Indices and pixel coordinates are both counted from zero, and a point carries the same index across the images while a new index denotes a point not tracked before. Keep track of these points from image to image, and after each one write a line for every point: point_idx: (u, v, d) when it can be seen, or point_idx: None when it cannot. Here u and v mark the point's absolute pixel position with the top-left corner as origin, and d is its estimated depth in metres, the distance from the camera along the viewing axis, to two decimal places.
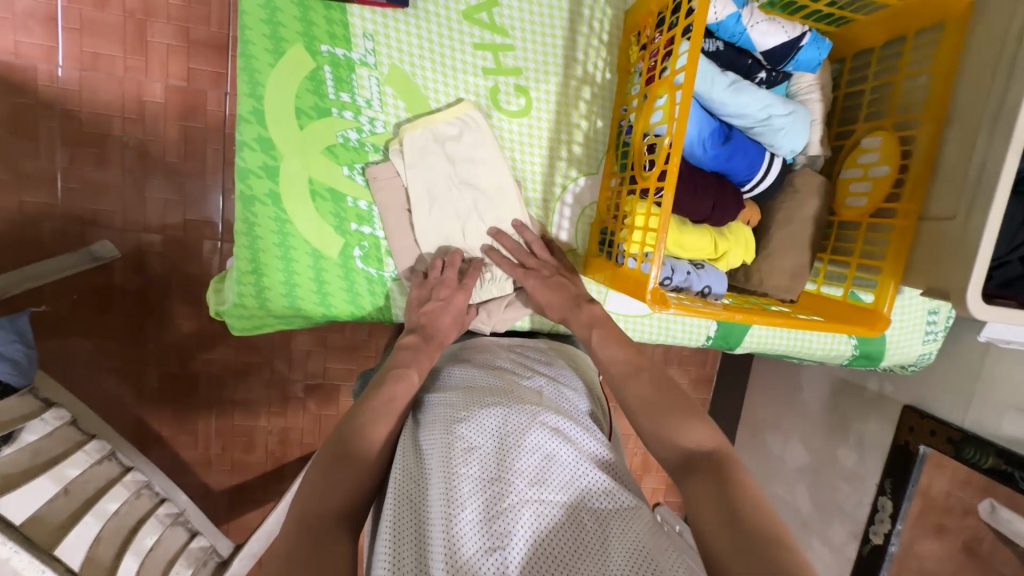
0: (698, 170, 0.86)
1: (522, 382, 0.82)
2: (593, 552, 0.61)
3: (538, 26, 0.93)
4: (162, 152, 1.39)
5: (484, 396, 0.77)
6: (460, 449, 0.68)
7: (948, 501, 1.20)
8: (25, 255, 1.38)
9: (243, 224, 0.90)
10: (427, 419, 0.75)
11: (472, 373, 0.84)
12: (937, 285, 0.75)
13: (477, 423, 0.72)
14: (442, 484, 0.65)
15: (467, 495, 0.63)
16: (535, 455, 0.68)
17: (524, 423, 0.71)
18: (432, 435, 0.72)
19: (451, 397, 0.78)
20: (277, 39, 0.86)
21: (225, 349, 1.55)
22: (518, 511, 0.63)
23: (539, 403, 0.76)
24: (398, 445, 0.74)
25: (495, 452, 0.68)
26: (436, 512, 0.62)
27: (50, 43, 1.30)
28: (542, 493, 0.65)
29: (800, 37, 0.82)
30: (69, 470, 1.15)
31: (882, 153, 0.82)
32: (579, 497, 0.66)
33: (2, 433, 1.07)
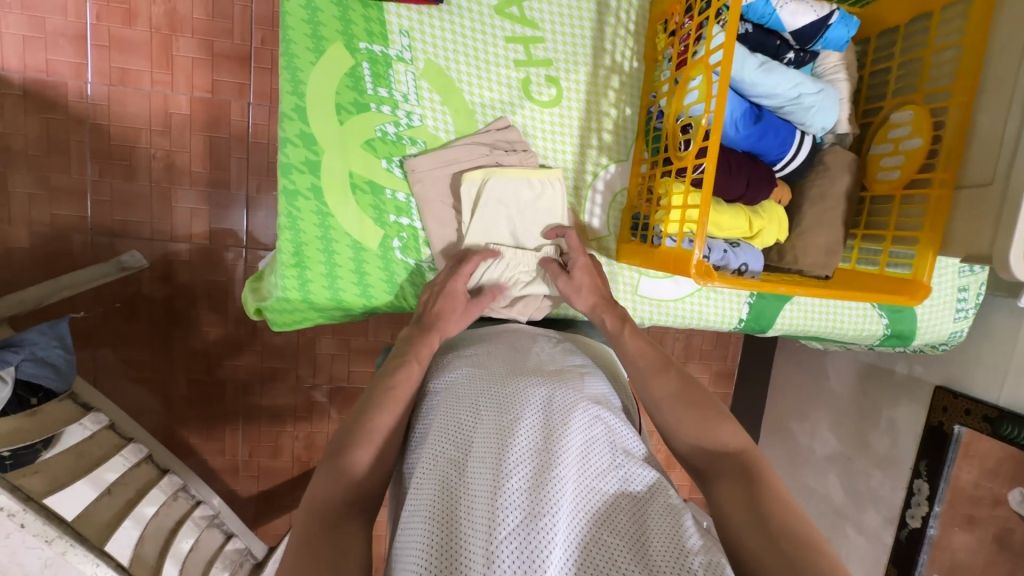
0: (731, 150, 0.88)
1: (557, 368, 0.83)
2: (630, 533, 0.62)
3: (566, 19, 0.96)
4: (188, 162, 1.43)
5: (524, 377, 0.78)
6: (505, 425, 0.70)
7: (977, 492, 1.22)
8: (57, 267, 1.41)
9: (286, 219, 0.92)
10: (467, 392, 0.77)
11: (505, 353, 0.86)
12: (978, 252, 0.76)
13: (521, 402, 0.73)
14: (487, 459, 0.66)
15: (514, 467, 0.65)
16: (579, 436, 0.70)
17: (567, 406, 0.73)
18: (474, 410, 0.74)
19: (490, 374, 0.80)
20: (317, 38, 0.89)
21: (251, 355, 1.57)
22: (562, 485, 0.64)
23: (579, 389, 0.78)
24: (436, 418, 0.75)
25: (540, 430, 0.70)
26: (482, 484, 0.64)
27: (80, 60, 1.35)
28: (584, 473, 0.67)
29: (829, 15, 0.83)
30: (107, 475, 1.16)
31: (914, 127, 0.84)
32: (618, 480, 0.68)
33: (42, 437, 1.09)
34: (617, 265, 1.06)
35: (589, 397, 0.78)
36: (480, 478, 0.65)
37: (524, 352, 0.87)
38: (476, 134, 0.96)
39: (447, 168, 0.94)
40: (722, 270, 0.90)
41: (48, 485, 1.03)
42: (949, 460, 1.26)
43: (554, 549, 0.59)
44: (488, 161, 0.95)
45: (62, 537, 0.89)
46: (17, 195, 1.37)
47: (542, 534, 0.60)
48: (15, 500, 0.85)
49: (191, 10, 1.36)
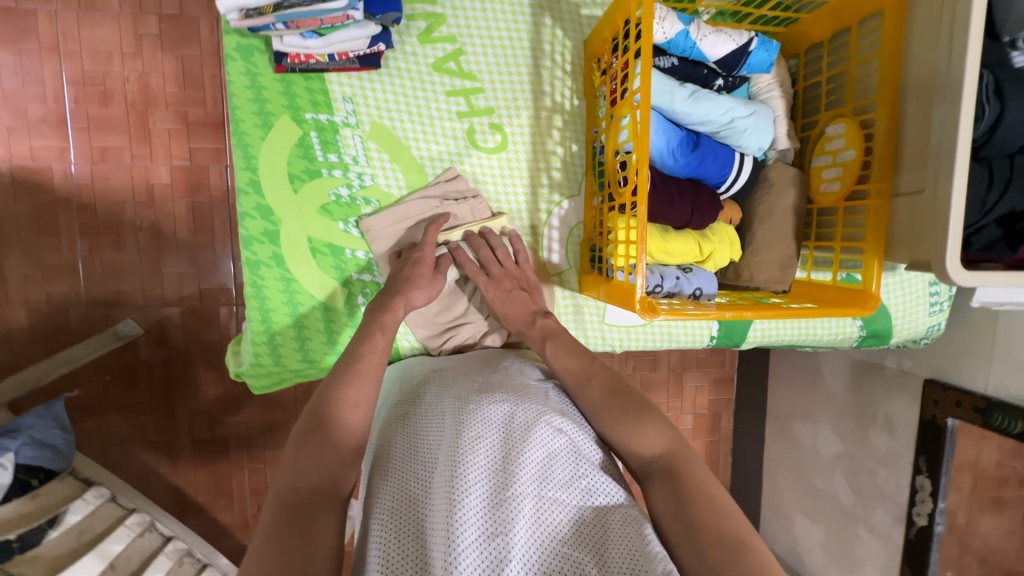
0: (672, 179, 0.90)
1: (525, 381, 0.85)
2: (587, 542, 0.64)
3: (502, 67, 0.99)
4: (174, 228, 1.47)
5: (490, 392, 0.80)
6: (466, 442, 0.72)
7: (1001, 471, 1.18)
8: (57, 342, 1.46)
9: (251, 288, 0.96)
10: (431, 413, 0.79)
11: (471, 370, 0.87)
12: (920, 258, 0.77)
13: (482, 419, 0.75)
14: (448, 475, 0.68)
15: (472, 484, 0.67)
16: (540, 451, 0.71)
17: (528, 419, 0.75)
18: (439, 429, 0.75)
19: (454, 392, 0.82)
20: (264, 114, 0.93)
21: (250, 410, 1.59)
22: (520, 502, 0.66)
23: (545, 402, 0.79)
24: (404, 436, 0.77)
25: (502, 446, 0.72)
26: (442, 501, 0.66)
27: (62, 143, 1.40)
28: (545, 487, 0.68)
29: (747, 43, 0.85)
30: (113, 547, 1.19)
31: (847, 139, 0.85)
32: (581, 492, 0.69)
33: (48, 516, 1.14)
34: (582, 296, 1.07)
35: (556, 410, 0.79)
36: (440, 495, 0.67)
37: (489, 367, 0.89)
38: (427, 187, 0.99)
39: (403, 224, 0.97)
40: (678, 296, 0.91)
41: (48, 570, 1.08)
42: (947, 454, 1.24)
43: (509, 565, 0.61)
44: (437, 212, 0.97)
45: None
46: (13, 277, 1.42)
47: (497, 551, 0.62)
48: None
49: (164, 84, 1.42)
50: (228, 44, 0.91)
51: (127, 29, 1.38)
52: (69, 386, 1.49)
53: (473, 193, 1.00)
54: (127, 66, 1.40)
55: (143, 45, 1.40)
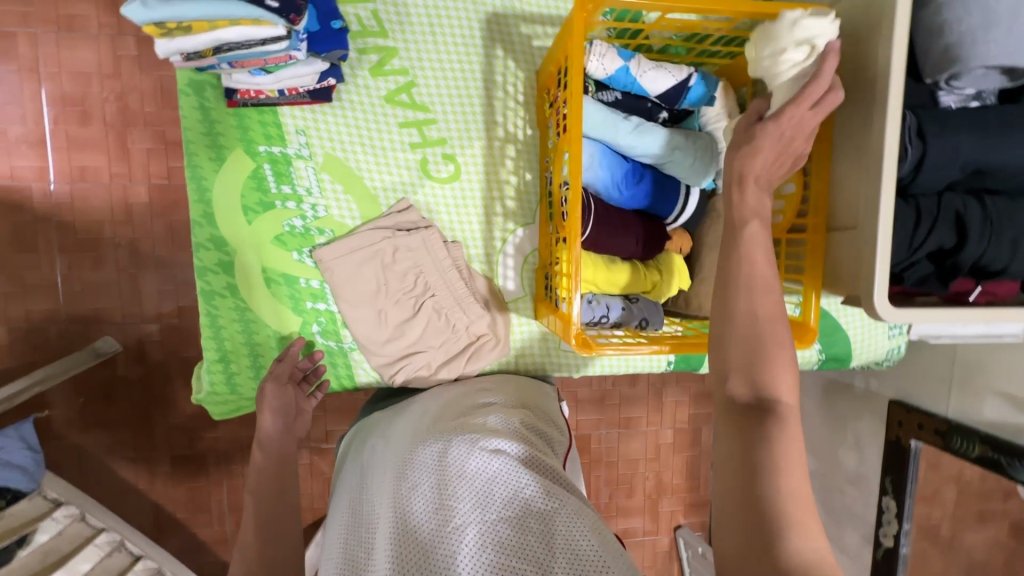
0: (616, 211, 0.91)
1: (468, 414, 0.86)
2: (532, 557, 0.64)
3: (455, 98, 1.01)
4: (151, 246, 1.49)
5: (428, 434, 0.81)
6: (404, 490, 0.73)
7: (986, 485, 1.13)
8: (36, 359, 1.47)
9: (206, 318, 0.97)
10: (376, 471, 0.80)
11: (418, 417, 0.88)
12: (852, 292, 0.78)
13: (418, 463, 0.76)
14: (388, 528, 0.69)
15: (412, 534, 0.67)
16: (475, 480, 0.72)
17: (463, 449, 0.75)
18: (382, 484, 0.76)
19: (396, 444, 0.83)
20: (218, 147, 0.95)
21: (229, 426, 1.60)
22: (461, 536, 0.66)
23: (482, 429, 0.80)
24: (353, 501, 0.78)
25: (440, 484, 0.72)
26: (385, 556, 0.66)
27: (42, 163, 1.42)
28: (485, 511, 0.68)
29: (687, 78, 0.86)
30: (81, 566, 1.19)
31: (787, 172, 0.86)
32: (524, 505, 0.69)
33: (17, 536, 1.14)
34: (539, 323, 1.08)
35: (494, 435, 0.79)
36: (382, 551, 0.67)
37: (435, 407, 0.90)
38: (379, 218, 1.00)
39: (358, 253, 0.97)
40: (624, 326, 0.92)
41: None
42: (912, 476, 1.24)
43: None
44: (390, 241, 0.98)
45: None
46: None
47: None
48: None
49: (142, 104, 1.43)
50: (180, 79, 0.92)
51: (105, 51, 1.40)
52: (48, 403, 1.50)
53: (425, 224, 1.01)
54: (106, 86, 1.42)
55: (121, 66, 1.41)
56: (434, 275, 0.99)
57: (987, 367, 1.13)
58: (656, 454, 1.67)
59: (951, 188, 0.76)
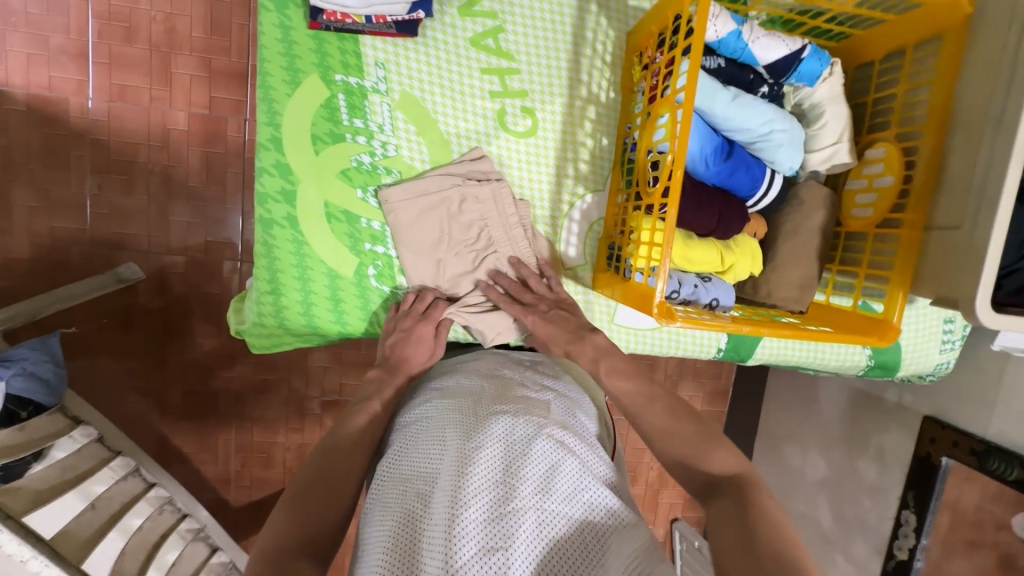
0: (701, 185, 0.87)
1: (526, 391, 0.84)
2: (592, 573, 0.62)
3: (542, 49, 0.96)
4: (184, 177, 1.44)
5: (491, 404, 0.78)
6: (467, 453, 0.70)
7: (978, 516, 1.11)
8: (57, 278, 1.43)
9: (262, 247, 0.94)
10: (433, 424, 0.77)
11: (473, 381, 0.86)
12: (946, 295, 0.76)
13: (486, 429, 0.74)
14: (447, 489, 0.67)
15: (473, 495, 0.66)
16: (540, 464, 0.70)
17: (531, 432, 0.73)
18: (440, 442, 0.74)
19: (453, 404, 0.80)
20: (294, 70, 0.91)
21: (243, 367, 1.56)
22: (522, 518, 0.65)
23: (546, 415, 0.78)
24: (400, 454, 0.76)
25: (504, 459, 0.70)
26: (440, 515, 0.65)
27: (82, 78, 1.36)
28: (546, 501, 0.67)
29: (800, 50, 0.82)
30: (94, 488, 1.12)
31: (886, 164, 0.83)
32: (582, 507, 0.68)
33: (33, 449, 1.06)
34: (595, 294, 1.05)
35: (556, 425, 0.77)
36: (441, 506, 0.66)
37: (494, 376, 0.87)
38: (449, 165, 0.97)
39: (423, 200, 0.94)
40: (693, 305, 0.90)
41: (28, 502, 0.99)
42: (937, 493, 1.20)
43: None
44: (458, 189, 0.95)
45: (37, 557, 0.88)
46: (20, 208, 1.39)
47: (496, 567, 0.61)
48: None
49: (190, 29, 1.38)
50: None
51: None
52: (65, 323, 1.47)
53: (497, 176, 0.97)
54: (155, 6, 1.36)
55: None
56: (500, 230, 0.97)
57: None
58: None
59: None
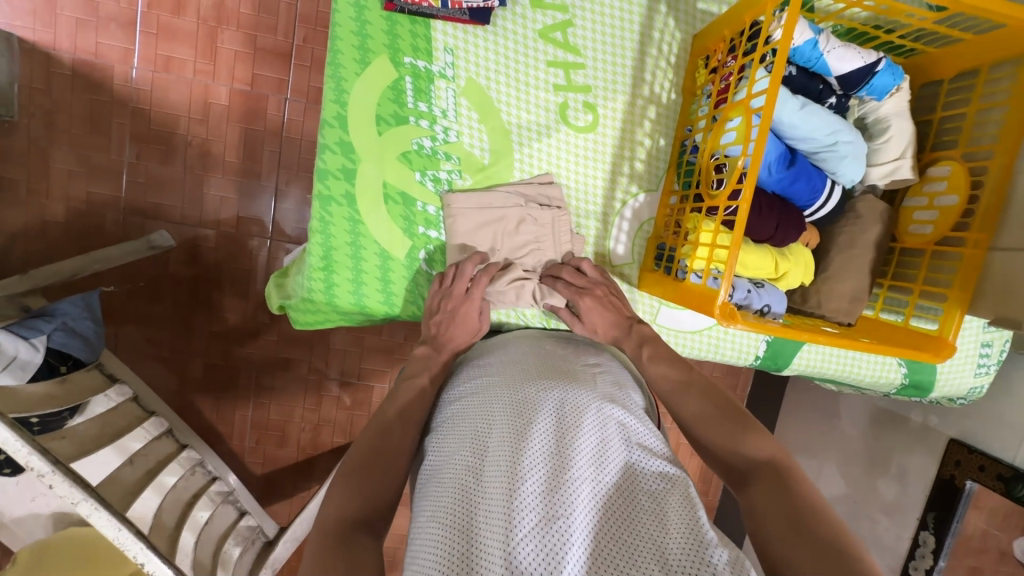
0: (763, 192, 0.88)
1: (572, 370, 0.85)
2: (657, 531, 0.60)
3: (609, 46, 0.97)
4: (222, 152, 1.43)
5: (538, 381, 0.80)
6: (521, 428, 0.72)
7: (983, 541, 1.13)
8: (87, 243, 1.42)
9: (319, 223, 0.94)
10: (482, 401, 0.79)
11: (520, 360, 0.87)
12: (1008, 316, 0.78)
13: (535, 405, 0.75)
14: (503, 459, 0.68)
15: (529, 467, 0.66)
16: (592, 438, 0.71)
17: (578, 406, 0.75)
18: (490, 418, 0.75)
19: (501, 382, 0.82)
20: (364, 51, 0.91)
21: (266, 343, 1.54)
22: (579, 482, 0.65)
23: (593, 392, 0.80)
24: (451, 432, 0.77)
25: (556, 430, 0.71)
26: (497, 484, 0.65)
27: (128, 46, 1.36)
28: (600, 471, 0.68)
29: (875, 63, 0.83)
30: (132, 444, 1.15)
31: (951, 183, 0.84)
32: (635, 475, 0.69)
33: (71, 404, 1.08)
34: (640, 294, 1.06)
35: (603, 401, 0.79)
36: (497, 478, 0.66)
37: (540, 356, 0.89)
38: (515, 183, 0.98)
39: (483, 210, 0.96)
40: (745, 310, 0.90)
41: (74, 451, 1.01)
42: (959, 516, 1.17)
43: (572, 543, 0.59)
44: (518, 210, 0.96)
45: (87, 500, 0.89)
46: (57, 171, 1.38)
47: (559, 530, 0.60)
48: (44, 462, 0.84)
49: (240, 6, 1.38)
50: None
51: None
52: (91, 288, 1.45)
53: (558, 204, 0.99)
54: None
55: None
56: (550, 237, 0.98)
57: None
58: (689, 456, 1.63)
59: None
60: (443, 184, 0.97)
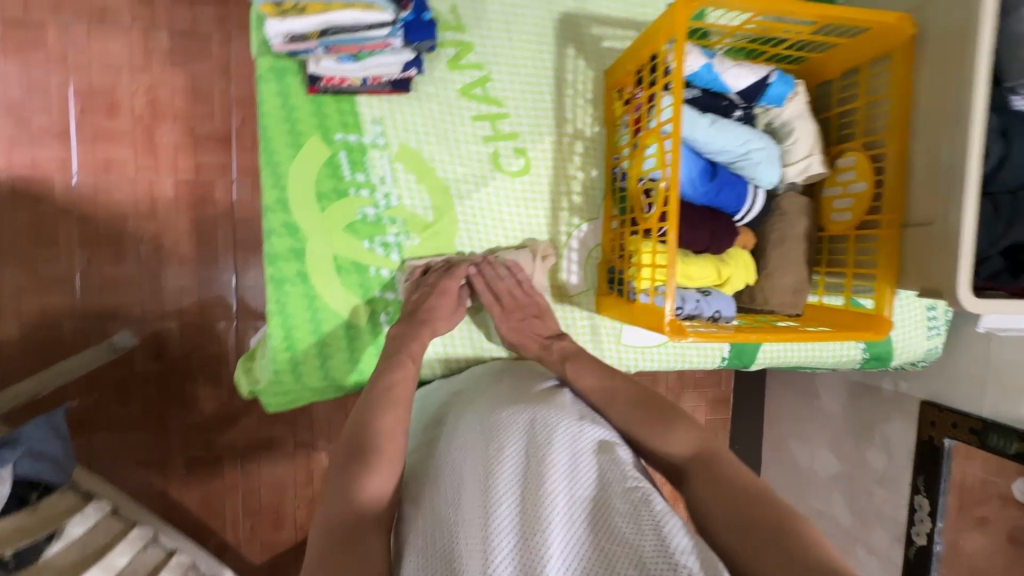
0: (691, 206, 0.93)
1: (543, 390, 0.86)
2: (629, 543, 0.63)
3: (527, 94, 1.03)
4: (175, 242, 1.43)
5: (509, 404, 0.81)
6: (492, 451, 0.74)
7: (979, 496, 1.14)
8: (45, 356, 1.39)
9: (275, 304, 0.95)
10: (455, 431, 0.80)
11: (491, 385, 0.89)
12: (929, 285, 0.81)
13: (507, 429, 0.76)
14: (477, 490, 0.70)
15: (502, 498, 0.69)
16: (565, 455, 0.72)
17: (550, 423, 0.76)
18: (463, 448, 0.76)
19: (472, 408, 0.83)
20: (295, 134, 0.95)
21: (246, 426, 1.51)
22: (553, 505, 0.67)
23: (565, 406, 0.80)
24: (425, 465, 0.79)
25: (529, 454, 0.73)
26: (473, 516, 0.67)
27: (65, 155, 1.36)
28: (575, 488, 0.70)
29: (766, 76, 0.90)
30: (116, 561, 1.10)
31: (858, 171, 0.91)
32: (611, 484, 0.70)
33: (45, 532, 1.03)
34: (598, 317, 1.09)
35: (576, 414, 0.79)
36: (472, 512, 0.68)
37: (510, 379, 0.90)
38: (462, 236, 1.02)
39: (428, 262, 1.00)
40: (697, 318, 0.94)
41: None
42: (945, 475, 1.21)
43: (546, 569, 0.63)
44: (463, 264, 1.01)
45: None
46: (7, 289, 1.36)
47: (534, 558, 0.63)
48: None
49: (173, 99, 1.40)
50: (263, 65, 0.93)
51: (137, 44, 1.37)
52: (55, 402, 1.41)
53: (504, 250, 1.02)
54: (137, 79, 1.38)
55: (152, 60, 1.38)
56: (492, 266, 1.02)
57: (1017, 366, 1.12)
58: None
59: None
60: (392, 249, 1.00)
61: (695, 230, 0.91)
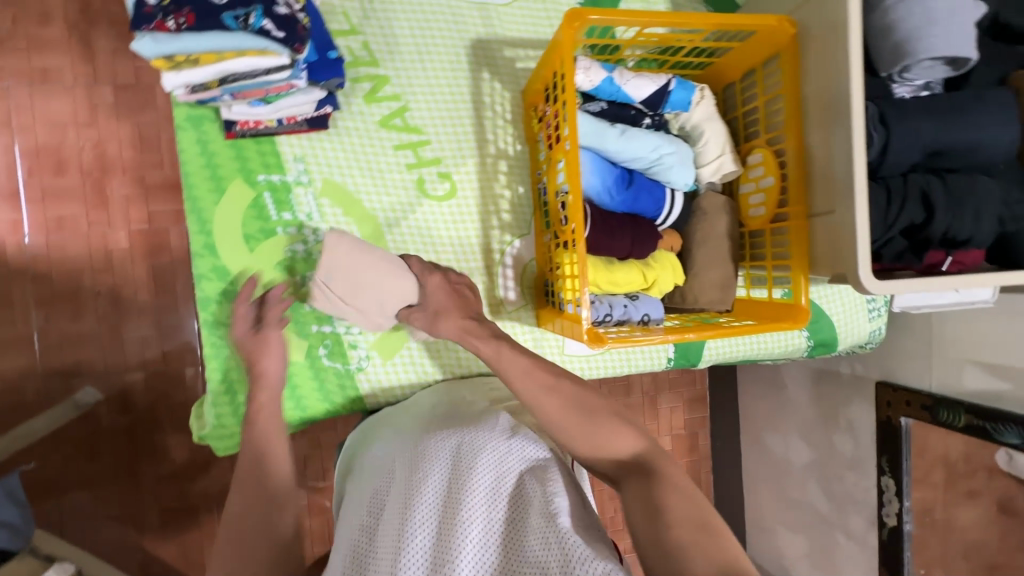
0: (610, 214, 0.95)
1: (476, 413, 0.87)
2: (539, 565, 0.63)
3: (446, 120, 1.05)
4: (133, 292, 1.42)
5: (438, 431, 0.82)
6: (415, 479, 0.74)
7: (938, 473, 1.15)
8: (8, 420, 1.37)
9: (210, 348, 0.95)
10: (385, 461, 0.81)
11: (426, 412, 0.90)
12: (837, 271, 0.84)
13: (432, 456, 0.77)
14: (398, 521, 0.70)
15: (420, 526, 0.69)
16: (485, 479, 0.73)
17: (474, 448, 0.77)
18: (391, 479, 0.77)
19: (404, 438, 0.84)
20: (217, 179, 0.96)
21: (219, 471, 1.49)
22: (469, 531, 0.68)
23: (493, 428, 0.81)
24: (356, 498, 0.79)
25: (451, 481, 0.74)
26: (392, 547, 0.68)
27: (15, 216, 1.36)
28: (494, 511, 0.70)
29: (667, 83, 0.94)
30: None
31: (765, 166, 0.94)
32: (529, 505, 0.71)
33: None
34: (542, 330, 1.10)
35: (502, 436, 0.80)
36: (391, 543, 0.69)
37: (446, 405, 0.91)
38: None
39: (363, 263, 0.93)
40: (627, 323, 0.96)
41: None
42: (907, 453, 1.21)
43: None
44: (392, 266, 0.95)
45: None
46: None
47: None
48: None
49: (122, 151, 1.40)
50: (179, 115, 0.95)
51: (81, 100, 1.37)
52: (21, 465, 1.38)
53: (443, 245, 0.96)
54: (83, 135, 1.38)
55: (97, 114, 1.38)
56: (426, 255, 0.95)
57: (957, 340, 1.15)
58: None
59: (914, 168, 0.88)
60: None
61: (615, 236, 0.92)
